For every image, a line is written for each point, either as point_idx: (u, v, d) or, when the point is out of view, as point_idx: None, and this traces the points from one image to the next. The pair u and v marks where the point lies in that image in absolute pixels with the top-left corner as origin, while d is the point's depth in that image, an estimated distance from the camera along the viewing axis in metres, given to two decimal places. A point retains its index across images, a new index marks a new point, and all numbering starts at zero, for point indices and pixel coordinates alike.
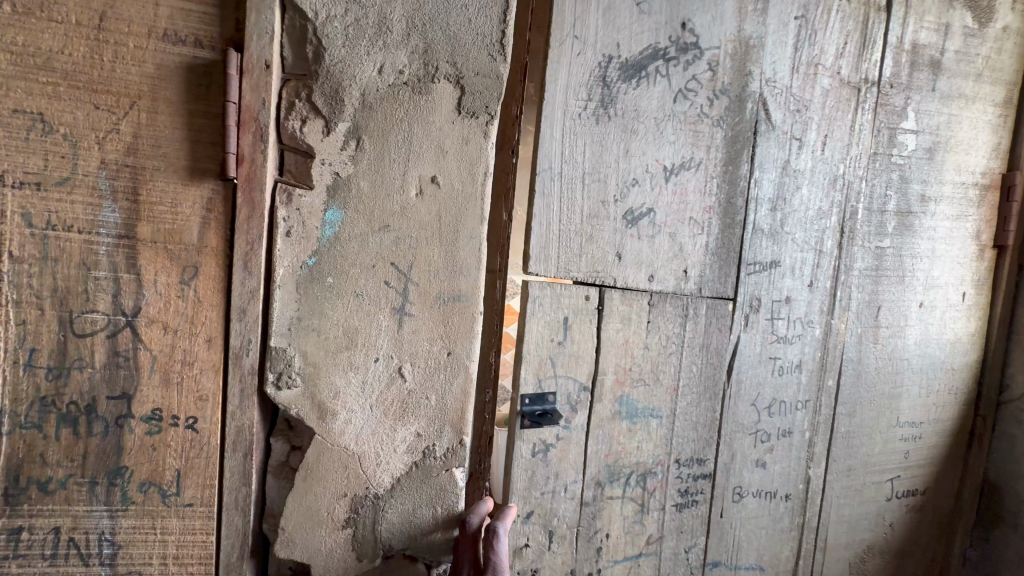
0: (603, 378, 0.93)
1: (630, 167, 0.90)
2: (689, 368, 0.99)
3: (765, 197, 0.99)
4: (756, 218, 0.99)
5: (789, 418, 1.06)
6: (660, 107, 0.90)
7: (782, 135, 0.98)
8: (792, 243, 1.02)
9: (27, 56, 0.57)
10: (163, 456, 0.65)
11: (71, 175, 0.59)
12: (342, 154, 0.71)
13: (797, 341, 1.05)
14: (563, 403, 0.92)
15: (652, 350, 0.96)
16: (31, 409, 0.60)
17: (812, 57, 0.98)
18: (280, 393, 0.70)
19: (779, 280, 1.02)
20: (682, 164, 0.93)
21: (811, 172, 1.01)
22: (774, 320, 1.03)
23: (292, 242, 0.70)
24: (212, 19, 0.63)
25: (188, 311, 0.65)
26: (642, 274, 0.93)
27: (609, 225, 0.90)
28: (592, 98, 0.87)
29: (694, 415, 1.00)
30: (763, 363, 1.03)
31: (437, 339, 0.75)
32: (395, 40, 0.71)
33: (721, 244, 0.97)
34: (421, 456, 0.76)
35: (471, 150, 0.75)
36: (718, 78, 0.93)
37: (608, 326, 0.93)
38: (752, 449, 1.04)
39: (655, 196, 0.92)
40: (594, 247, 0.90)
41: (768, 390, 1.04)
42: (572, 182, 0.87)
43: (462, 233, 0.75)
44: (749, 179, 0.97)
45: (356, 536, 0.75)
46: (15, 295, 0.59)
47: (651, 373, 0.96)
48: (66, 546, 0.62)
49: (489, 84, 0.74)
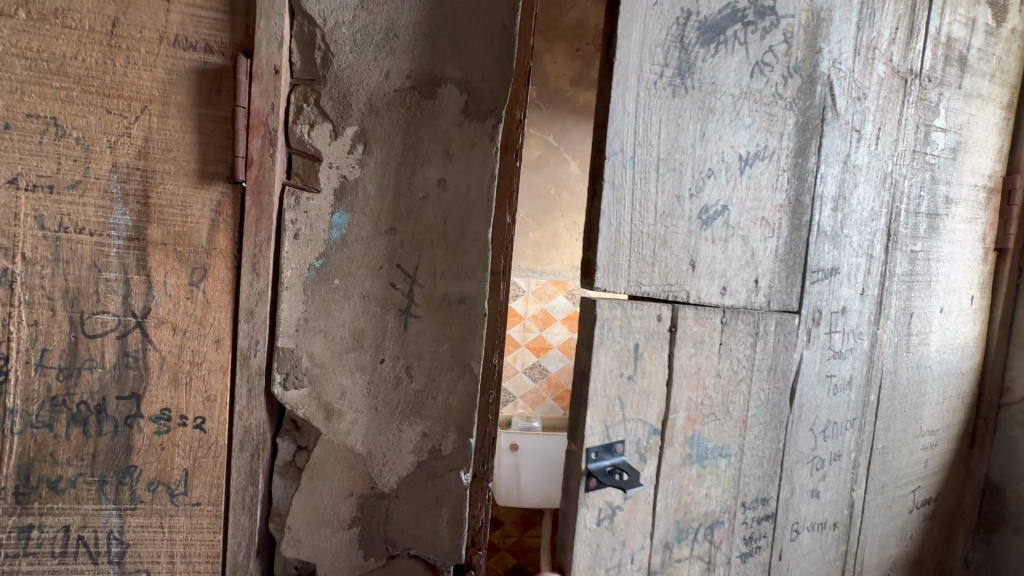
0: (674, 419, 0.87)
1: (706, 154, 0.83)
2: (759, 395, 0.92)
3: (828, 195, 0.92)
4: (821, 218, 0.92)
5: (839, 441, 1.01)
6: (737, 81, 0.84)
7: (844, 125, 0.92)
8: (850, 247, 0.96)
9: (41, 62, 0.60)
10: (171, 455, 0.67)
11: (82, 179, 0.61)
12: (350, 158, 0.67)
13: (849, 356, 0.99)
14: (632, 452, 0.85)
15: (723, 378, 0.89)
16: (42, 409, 0.63)
17: (871, 40, 0.92)
18: (287, 393, 0.67)
19: (838, 289, 0.96)
20: (757, 153, 0.86)
21: (867, 168, 0.96)
22: (833, 334, 0.96)
23: (300, 244, 0.67)
24: (222, 24, 0.64)
25: (196, 312, 0.65)
26: (714, 287, 0.87)
27: (683, 225, 0.84)
28: (669, 64, 0.80)
29: (762, 449, 0.93)
30: (821, 382, 0.97)
31: (443, 340, 0.72)
32: (402, 46, 0.67)
33: (789, 249, 0.91)
34: (426, 456, 0.73)
35: (475, 157, 0.70)
36: (792, 52, 0.86)
37: (681, 351, 0.85)
38: (809, 480, 0.98)
39: (729, 191, 0.85)
40: (667, 254, 0.83)
41: (825, 412, 0.98)
42: (646, 169, 0.80)
43: (468, 236, 0.71)
44: (816, 173, 0.91)
45: (363, 535, 0.73)
46: (30, 298, 0.62)
47: (721, 406, 0.90)
48: (74, 544, 0.65)
49: (495, 88, 0.69)
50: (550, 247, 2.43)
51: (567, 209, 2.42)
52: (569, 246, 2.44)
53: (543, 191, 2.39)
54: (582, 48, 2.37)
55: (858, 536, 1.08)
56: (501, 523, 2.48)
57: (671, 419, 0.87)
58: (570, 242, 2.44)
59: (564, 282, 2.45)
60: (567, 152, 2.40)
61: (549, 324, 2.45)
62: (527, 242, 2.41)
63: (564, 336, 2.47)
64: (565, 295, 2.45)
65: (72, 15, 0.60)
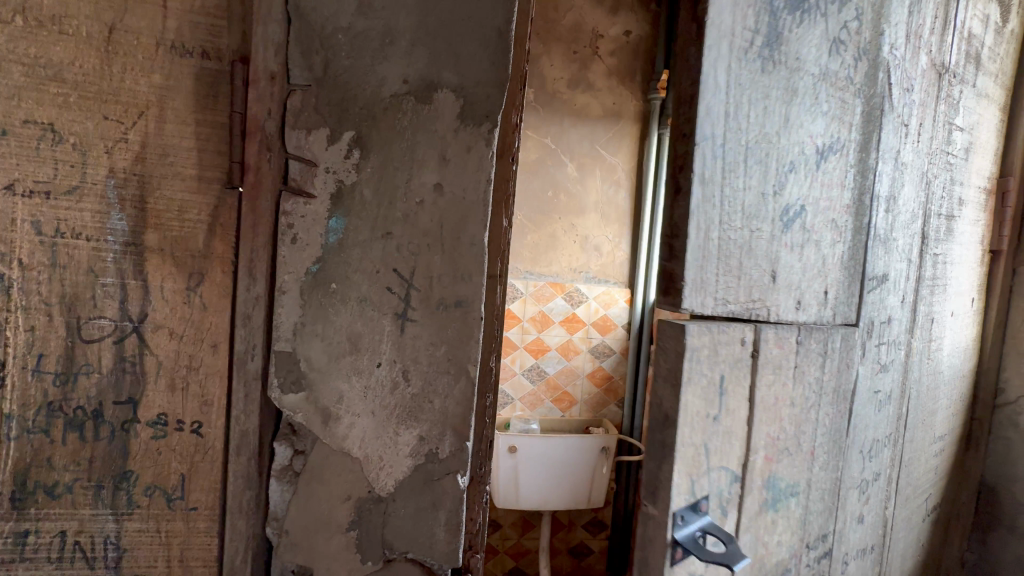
0: (754, 461, 0.79)
1: (789, 144, 0.76)
2: (826, 421, 0.87)
3: (883, 194, 0.89)
4: (876, 221, 0.88)
5: (879, 460, 0.99)
6: (817, 59, 0.77)
7: (897, 118, 0.89)
8: (897, 251, 0.94)
9: (38, 68, 0.60)
10: (168, 460, 0.67)
11: (79, 185, 0.62)
12: (347, 163, 0.67)
13: (891, 368, 0.97)
14: (716, 507, 0.75)
15: (797, 408, 0.82)
16: (38, 414, 0.63)
17: (918, 26, 0.90)
18: (284, 397, 0.68)
19: (887, 297, 0.93)
20: (831, 145, 0.80)
21: (912, 165, 0.94)
22: (881, 346, 0.94)
23: (297, 248, 0.67)
24: (219, 30, 0.64)
25: (194, 317, 0.66)
26: (791, 301, 0.79)
27: (766, 229, 0.75)
28: (759, 31, 0.70)
29: (825, 483, 0.89)
30: (869, 400, 0.94)
31: (440, 344, 0.72)
32: (399, 52, 0.67)
33: (853, 256, 0.86)
34: (423, 460, 0.73)
35: (471, 162, 0.70)
36: (862, 33, 0.80)
37: (761, 381, 0.77)
38: (857, 506, 0.96)
39: (807, 188, 0.78)
40: (751, 265, 0.75)
41: (871, 431, 0.96)
42: (734, 161, 0.70)
43: (465, 240, 0.71)
44: (876, 168, 0.87)
45: (360, 538, 0.72)
46: (27, 304, 0.62)
47: (794, 439, 0.83)
48: (71, 549, 0.65)
49: (491, 95, 0.69)
50: (548, 248, 2.43)
51: (565, 211, 2.43)
52: (567, 248, 2.45)
53: (541, 194, 2.40)
54: (580, 51, 2.38)
55: (889, 552, 1.07)
56: (500, 526, 2.48)
57: (751, 459, 0.79)
58: (568, 244, 2.45)
59: (562, 283, 2.45)
60: (565, 155, 2.41)
61: (548, 326, 2.45)
62: (525, 244, 2.42)
63: (563, 337, 2.46)
64: (564, 296, 2.45)
65: (69, 22, 0.60)
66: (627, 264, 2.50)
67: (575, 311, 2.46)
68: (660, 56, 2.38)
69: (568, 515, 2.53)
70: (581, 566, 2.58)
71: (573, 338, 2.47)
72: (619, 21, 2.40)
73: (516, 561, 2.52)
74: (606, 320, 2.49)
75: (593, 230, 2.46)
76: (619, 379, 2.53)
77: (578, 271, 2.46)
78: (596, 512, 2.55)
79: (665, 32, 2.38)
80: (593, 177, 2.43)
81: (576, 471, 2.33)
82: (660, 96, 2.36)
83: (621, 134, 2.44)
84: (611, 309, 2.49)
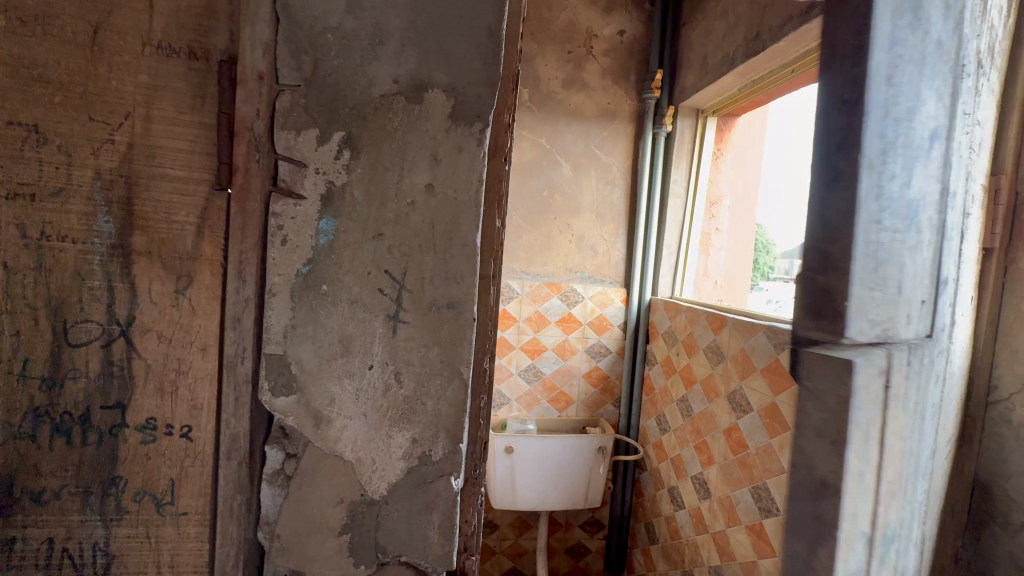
0: (879, 518, 0.64)
1: (928, 124, 0.64)
2: (928, 463, 0.73)
3: (973, 177, 0.76)
4: (968, 210, 0.75)
5: (940, 483, 0.88)
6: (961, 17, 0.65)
7: (988, 89, 0.76)
8: (971, 243, 0.82)
9: (22, 69, 0.59)
10: (158, 464, 0.66)
11: (65, 187, 0.61)
12: (337, 164, 0.66)
13: (958, 379, 0.85)
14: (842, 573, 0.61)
15: (912, 449, 0.68)
16: (25, 420, 0.62)
17: None
18: (275, 401, 0.67)
19: (962, 298, 0.81)
20: (961, 126, 0.67)
21: (984, 145, 0.82)
22: (954, 355, 0.82)
23: (288, 249, 0.66)
24: (206, 30, 0.64)
25: (183, 320, 0.65)
26: (910, 319, 0.65)
27: (903, 223, 0.63)
28: None
29: (917, 524, 0.76)
30: (943, 418, 0.81)
31: (432, 345, 0.71)
32: (389, 52, 0.66)
33: (959, 261, 0.73)
34: (416, 463, 0.72)
35: (462, 162, 0.70)
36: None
37: (896, 417, 0.63)
38: (927, 542, 0.84)
39: (938, 181, 0.66)
40: (889, 268, 0.62)
41: (940, 454, 0.83)
42: (882, 132, 0.59)
43: (457, 240, 0.70)
44: (973, 149, 0.74)
45: (353, 542, 0.72)
46: (12, 308, 0.61)
47: (907, 487, 0.69)
48: (60, 556, 0.65)
49: (482, 94, 0.69)
50: (543, 248, 2.43)
51: (560, 211, 2.43)
52: (562, 248, 2.44)
53: (536, 194, 2.40)
54: (574, 51, 2.38)
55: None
56: (497, 526, 2.48)
57: (878, 512, 0.64)
58: (563, 244, 2.44)
59: (558, 283, 2.45)
60: (560, 155, 2.41)
61: (544, 326, 2.44)
62: (520, 244, 2.41)
63: (559, 337, 2.46)
64: (559, 296, 2.45)
65: (53, 21, 0.59)
66: (623, 264, 2.50)
67: (571, 311, 2.46)
68: (654, 55, 2.38)
69: (564, 515, 2.53)
70: (578, 566, 2.58)
71: (569, 338, 2.47)
72: (613, 21, 2.40)
73: (514, 561, 2.51)
74: (602, 320, 2.49)
75: (589, 229, 2.46)
76: (615, 379, 2.53)
77: (573, 271, 2.46)
78: (593, 512, 2.55)
79: (659, 32, 2.38)
80: (588, 176, 2.43)
81: (573, 471, 2.32)
82: (655, 96, 2.36)
83: (616, 134, 2.44)
84: (607, 308, 2.49)
